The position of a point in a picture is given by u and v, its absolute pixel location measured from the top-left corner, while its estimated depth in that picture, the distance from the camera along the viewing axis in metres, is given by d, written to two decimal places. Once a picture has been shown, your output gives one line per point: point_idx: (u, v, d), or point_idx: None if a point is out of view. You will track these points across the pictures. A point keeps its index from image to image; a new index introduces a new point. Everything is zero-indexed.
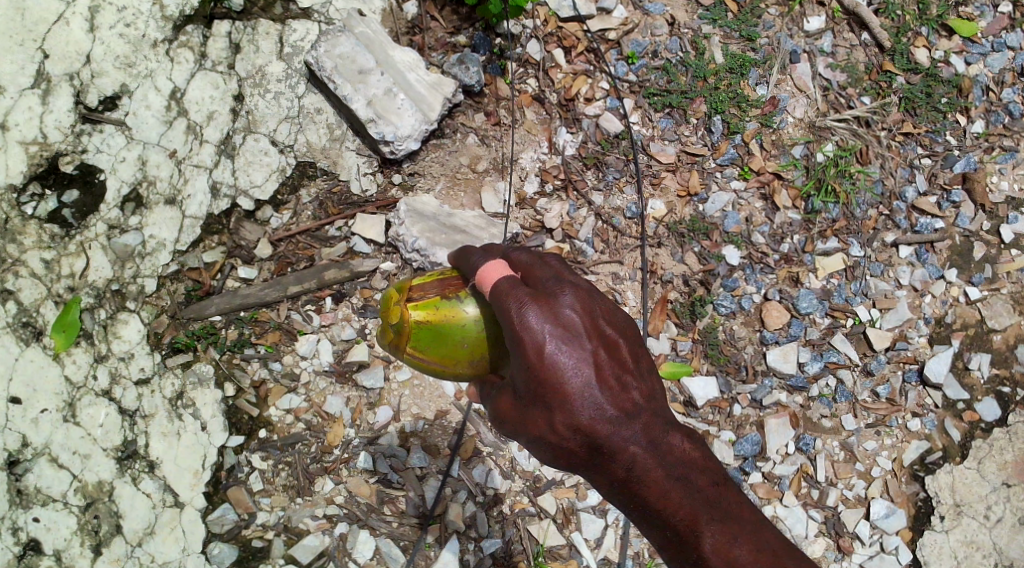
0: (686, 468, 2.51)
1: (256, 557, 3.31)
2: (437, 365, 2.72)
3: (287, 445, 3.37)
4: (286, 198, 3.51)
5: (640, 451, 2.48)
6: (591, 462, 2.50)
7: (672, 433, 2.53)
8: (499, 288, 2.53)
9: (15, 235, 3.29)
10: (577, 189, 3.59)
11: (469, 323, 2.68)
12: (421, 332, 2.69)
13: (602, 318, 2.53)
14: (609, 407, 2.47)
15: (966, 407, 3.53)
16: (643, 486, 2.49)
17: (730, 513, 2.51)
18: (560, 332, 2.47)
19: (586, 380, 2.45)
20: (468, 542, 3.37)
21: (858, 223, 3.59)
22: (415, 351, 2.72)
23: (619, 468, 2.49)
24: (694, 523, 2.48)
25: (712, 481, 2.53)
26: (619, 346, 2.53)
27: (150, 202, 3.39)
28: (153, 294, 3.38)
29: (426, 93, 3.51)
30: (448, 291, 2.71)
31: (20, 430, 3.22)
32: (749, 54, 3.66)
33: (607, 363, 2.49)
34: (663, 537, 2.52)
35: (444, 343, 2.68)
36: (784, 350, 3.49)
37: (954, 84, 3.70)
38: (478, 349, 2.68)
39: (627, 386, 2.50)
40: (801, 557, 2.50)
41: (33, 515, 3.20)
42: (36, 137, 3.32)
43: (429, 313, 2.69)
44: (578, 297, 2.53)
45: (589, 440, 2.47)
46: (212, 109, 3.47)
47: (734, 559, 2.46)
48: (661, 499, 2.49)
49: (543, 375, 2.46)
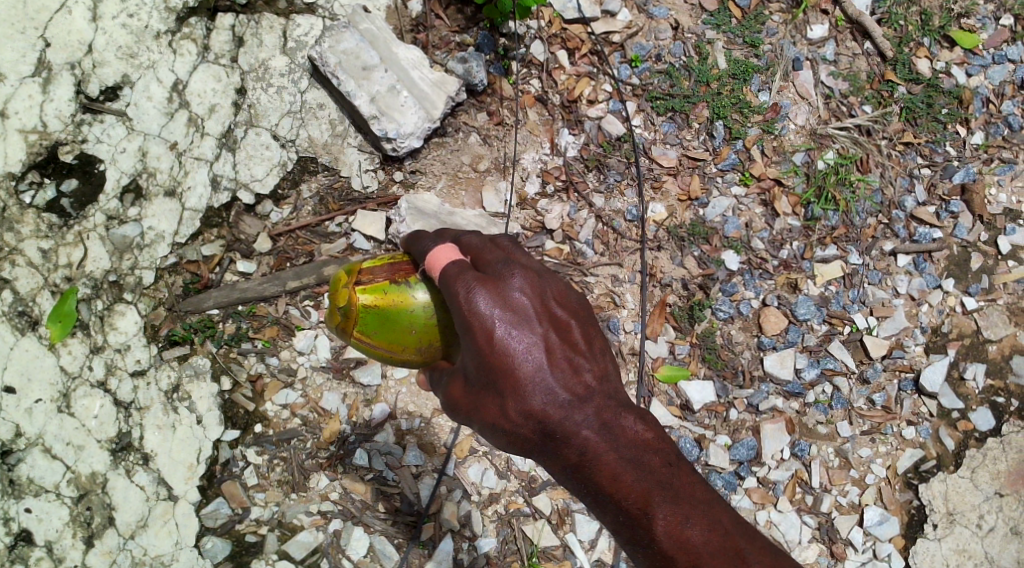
0: (638, 450, 2.51)
1: (249, 552, 3.29)
2: (384, 351, 2.73)
3: (283, 440, 3.35)
4: (287, 192, 3.49)
5: (592, 434, 2.50)
6: (544, 447, 2.52)
7: (624, 415, 2.54)
8: (448, 273, 2.54)
9: (12, 224, 3.27)
10: (578, 190, 3.60)
11: (418, 309, 2.69)
12: (369, 317, 2.69)
13: (553, 300, 2.56)
14: (561, 391, 2.49)
15: (960, 416, 3.55)
16: (595, 469, 2.50)
17: (683, 493, 2.51)
18: (509, 316, 2.49)
19: (537, 363, 2.48)
20: (462, 541, 3.36)
21: (857, 231, 3.61)
22: (361, 336, 2.72)
23: (571, 453, 2.51)
24: (646, 505, 2.48)
25: (666, 462, 2.53)
26: (570, 327, 2.56)
27: (150, 193, 3.37)
28: (151, 286, 3.36)
29: (430, 91, 3.50)
30: (397, 275, 2.71)
31: (14, 419, 3.20)
32: (753, 60, 3.67)
33: (557, 345, 2.52)
34: (617, 521, 2.52)
35: (392, 328, 2.69)
36: (781, 356, 3.50)
37: (955, 95, 3.72)
38: (426, 336, 2.70)
39: (579, 368, 2.53)
40: (753, 536, 2.53)
41: (25, 505, 3.18)
42: (36, 126, 3.31)
43: (378, 298, 2.68)
44: (528, 279, 2.55)
45: (541, 425, 2.50)
46: (214, 102, 3.45)
47: (687, 540, 2.47)
48: (613, 482, 2.50)
49: (494, 361, 2.48)
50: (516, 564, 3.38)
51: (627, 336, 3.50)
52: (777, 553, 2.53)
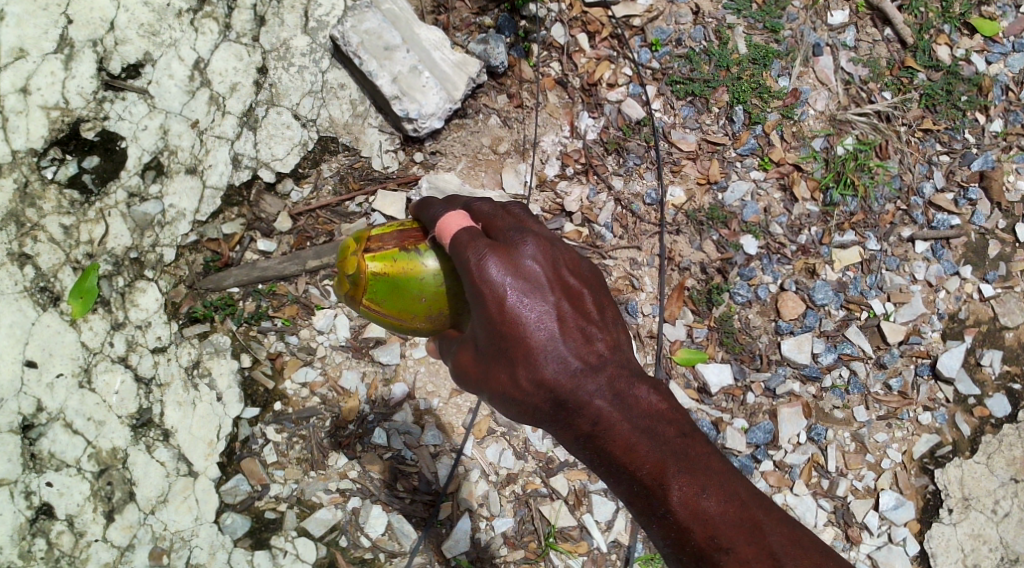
0: (652, 420, 2.48)
1: (268, 528, 3.31)
2: (393, 319, 2.68)
3: (302, 418, 3.37)
4: (307, 171, 3.50)
5: (605, 404, 2.46)
6: (556, 417, 2.48)
7: (638, 385, 2.51)
8: (459, 241, 2.50)
9: (34, 199, 3.27)
10: (598, 173, 3.60)
11: (428, 277, 2.63)
12: (378, 285, 2.65)
13: (565, 268, 2.51)
14: (573, 360, 2.45)
15: (976, 402, 3.57)
16: (608, 439, 2.47)
17: (698, 463, 2.49)
18: (522, 284, 2.45)
19: (549, 332, 2.44)
20: (480, 520, 3.38)
21: (876, 217, 3.62)
22: (371, 303, 2.68)
23: (584, 422, 2.47)
24: (661, 475, 2.46)
25: (680, 433, 2.50)
26: (582, 296, 2.51)
27: (171, 171, 3.38)
28: (172, 263, 3.37)
29: (451, 72, 3.51)
30: (407, 243, 2.66)
31: (35, 394, 3.20)
32: (773, 45, 3.67)
33: (569, 313, 2.48)
34: (631, 491, 2.49)
35: (401, 296, 2.64)
36: (798, 341, 3.50)
37: (975, 82, 3.73)
38: (436, 304, 2.64)
39: (592, 338, 2.49)
40: (769, 505, 2.51)
41: (46, 479, 3.18)
42: (57, 102, 3.31)
43: (387, 265, 2.64)
44: (540, 247, 2.50)
45: (553, 395, 2.45)
46: (235, 81, 3.45)
47: (703, 511, 2.44)
48: (627, 452, 2.46)
49: (505, 329, 2.44)
50: (534, 544, 3.40)
51: (645, 319, 3.51)
52: (792, 523, 2.52)
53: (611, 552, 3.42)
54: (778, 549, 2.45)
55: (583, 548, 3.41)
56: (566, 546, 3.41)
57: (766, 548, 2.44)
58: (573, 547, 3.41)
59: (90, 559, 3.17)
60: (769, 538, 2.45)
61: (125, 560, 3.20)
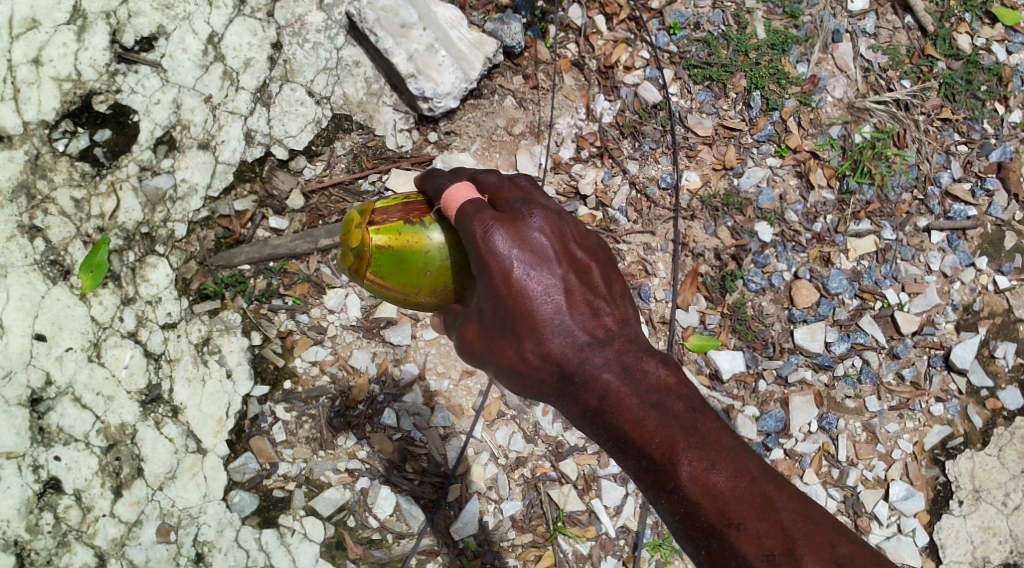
0: (660, 394, 2.42)
1: (276, 507, 3.30)
2: (398, 293, 2.65)
3: (312, 397, 3.35)
4: (320, 149, 3.45)
5: (613, 378, 2.43)
6: (562, 391, 2.46)
7: (646, 358, 2.47)
8: (465, 212, 2.46)
9: (45, 171, 3.24)
10: (613, 157, 3.57)
11: (434, 250, 2.60)
12: (383, 258, 2.60)
13: (573, 241, 2.49)
14: (580, 334, 2.45)
15: (989, 394, 3.57)
16: (615, 414, 2.42)
17: (708, 438, 2.38)
18: (528, 257, 2.42)
19: (556, 306, 2.43)
20: (488, 503, 3.37)
21: (892, 206, 3.60)
22: (375, 278, 2.63)
23: (591, 396, 2.44)
24: (669, 450, 2.36)
25: (689, 407, 2.41)
26: (590, 270, 2.50)
27: (183, 146, 3.34)
28: (183, 239, 3.33)
29: (468, 51, 3.48)
30: (411, 216, 2.62)
31: (44, 367, 3.19)
32: (792, 31, 3.64)
33: (577, 287, 2.46)
34: (639, 466, 2.40)
35: (406, 270, 2.61)
36: (811, 329, 3.49)
37: (995, 72, 3.71)
38: (441, 278, 2.61)
39: (599, 312, 2.48)
40: (782, 482, 2.36)
41: (54, 453, 3.17)
42: (70, 74, 3.28)
43: (392, 239, 2.59)
44: (547, 219, 2.47)
45: (559, 368, 2.44)
46: (249, 56, 3.42)
47: (713, 486, 2.33)
48: (635, 427, 2.40)
49: (511, 302, 2.42)
50: (542, 528, 3.39)
51: (658, 305, 3.49)
52: (806, 499, 2.38)
53: (619, 537, 3.41)
54: (791, 525, 2.30)
55: (592, 532, 3.40)
56: (575, 530, 3.40)
57: (777, 524, 2.30)
58: (581, 531, 3.40)
59: (98, 534, 3.17)
60: (780, 514, 2.31)
61: (132, 535, 3.19)
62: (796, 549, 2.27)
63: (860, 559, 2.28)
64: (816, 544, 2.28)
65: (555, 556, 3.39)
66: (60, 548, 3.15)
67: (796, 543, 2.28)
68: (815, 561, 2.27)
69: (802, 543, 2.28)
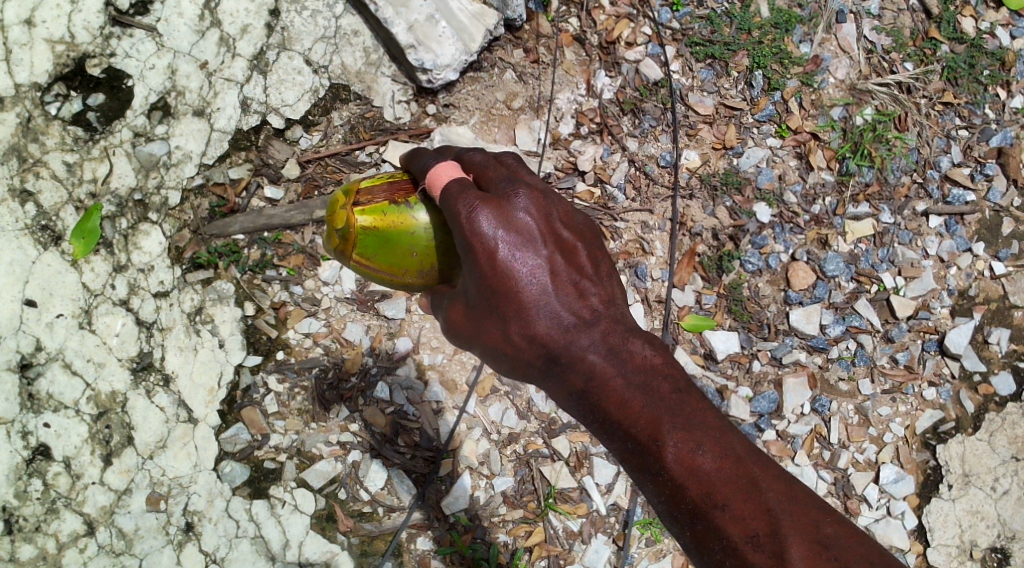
0: (646, 375, 2.38)
1: (267, 478, 3.28)
2: (385, 274, 2.62)
3: (305, 368, 3.33)
4: (317, 119, 3.42)
5: (599, 359, 2.39)
6: (548, 372, 2.43)
7: (632, 339, 2.43)
8: (450, 191, 2.42)
9: (37, 135, 3.19)
10: (612, 133, 3.55)
11: (419, 231, 2.56)
12: (368, 239, 2.58)
13: (559, 221, 2.44)
14: (566, 315, 2.40)
15: (982, 380, 3.58)
16: (602, 395, 2.38)
17: (694, 419, 2.34)
18: (514, 238, 2.37)
19: (542, 286, 2.39)
20: (480, 479, 3.37)
21: (891, 189, 3.59)
22: (361, 259, 2.61)
23: (577, 378, 2.40)
24: (655, 432, 2.32)
25: (675, 389, 2.37)
26: (576, 250, 2.45)
27: (178, 112, 3.30)
28: (176, 207, 3.29)
29: (469, 23, 3.43)
30: (397, 196, 2.58)
31: (35, 333, 3.15)
32: (796, 10, 3.60)
33: (562, 268, 2.42)
34: (625, 449, 2.36)
35: (392, 251, 2.57)
36: (806, 311, 3.49)
37: (998, 57, 3.70)
38: (427, 259, 2.57)
39: (586, 292, 2.44)
40: (768, 463, 2.32)
41: (44, 420, 3.13)
42: (63, 36, 3.22)
43: (377, 219, 2.57)
44: (533, 199, 2.43)
45: (546, 350, 2.40)
46: (246, 23, 3.36)
47: (698, 468, 2.28)
48: (621, 409, 2.36)
49: (497, 283, 2.38)
50: (533, 504, 3.39)
51: (654, 284, 3.47)
52: (791, 480, 2.34)
53: (610, 514, 3.41)
54: (775, 506, 2.26)
55: (583, 510, 3.41)
56: (566, 507, 3.40)
57: (762, 505, 2.26)
58: (572, 508, 3.40)
59: (87, 502, 3.13)
60: (765, 495, 2.27)
61: (122, 503, 3.16)
62: (780, 531, 2.24)
63: (845, 539, 2.25)
64: (800, 524, 2.25)
65: (545, 533, 3.39)
66: (49, 515, 3.11)
67: (780, 524, 2.25)
68: (800, 542, 2.23)
69: (787, 524, 2.24)
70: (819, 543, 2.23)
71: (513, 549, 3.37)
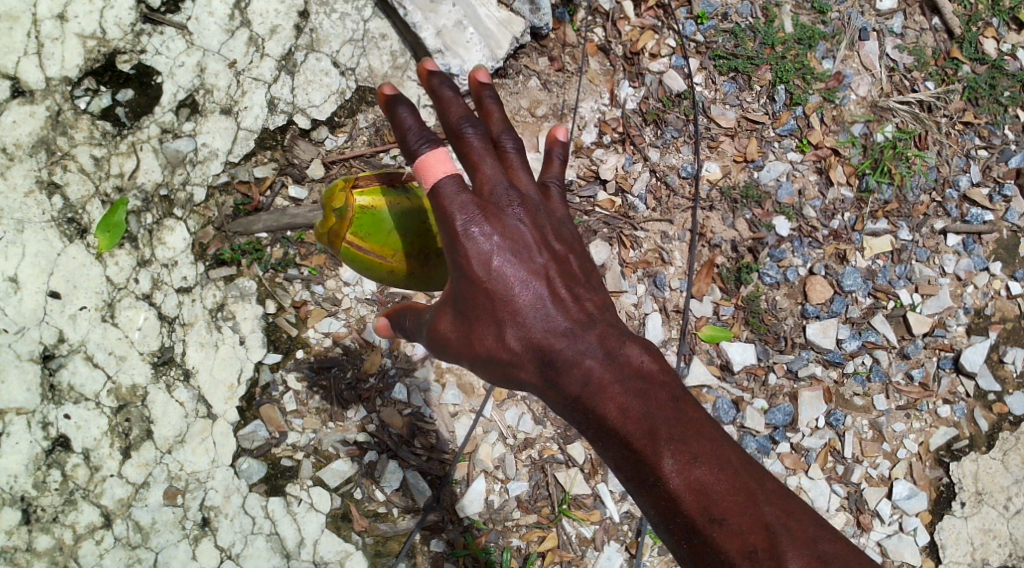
0: (643, 384, 2.34)
1: (284, 476, 3.29)
2: (376, 257, 2.68)
3: (323, 368, 3.35)
4: (343, 120, 3.44)
5: (594, 367, 2.36)
6: (542, 378, 2.40)
7: (628, 346, 2.39)
8: (445, 192, 2.39)
9: (65, 128, 3.21)
10: (635, 143, 3.57)
11: (415, 216, 2.69)
12: (365, 219, 2.66)
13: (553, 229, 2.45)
14: (560, 321, 2.39)
15: (996, 399, 3.60)
16: (598, 403, 2.34)
17: (691, 431, 2.30)
18: (508, 244, 2.39)
19: (536, 293, 2.39)
20: (495, 482, 3.39)
21: (910, 207, 3.63)
22: (355, 239, 2.67)
23: (572, 384, 2.37)
24: (652, 441, 2.29)
25: (672, 398, 2.34)
26: (570, 257, 2.45)
27: (205, 110, 3.32)
28: (201, 204, 3.31)
29: (496, 29, 3.47)
30: (394, 183, 2.72)
31: (57, 325, 3.17)
32: (819, 27, 3.66)
33: (558, 275, 2.41)
34: (620, 457, 2.33)
35: (388, 232, 2.66)
36: (823, 325, 3.51)
37: (1019, 78, 3.74)
38: (421, 242, 2.68)
39: (580, 298, 2.43)
40: (763, 477, 2.32)
41: (64, 412, 3.15)
42: (94, 32, 3.25)
43: (375, 201, 2.67)
44: (528, 206, 2.43)
45: (540, 355, 2.38)
46: (275, 23, 3.40)
47: (696, 480, 2.26)
48: (619, 418, 2.31)
49: (491, 288, 2.38)
50: (546, 510, 3.40)
51: (673, 293, 3.49)
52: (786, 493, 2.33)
53: (623, 522, 3.43)
54: (773, 520, 2.26)
55: (596, 517, 3.42)
56: (579, 514, 3.42)
57: (760, 520, 2.25)
58: (586, 515, 3.42)
59: (104, 494, 3.14)
60: (763, 509, 2.27)
61: (139, 497, 3.17)
62: (778, 546, 2.24)
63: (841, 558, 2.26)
64: (798, 540, 2.25)
65: (558, 538, 3.40)
66: (67, 506, 3.12)
67: (778, 538, 2.25)
68: (797, 557, 2.23)
69: (784, 539, 2.25)
70: (816, 558, 2.24)
71: (525, 553, 3.38)
